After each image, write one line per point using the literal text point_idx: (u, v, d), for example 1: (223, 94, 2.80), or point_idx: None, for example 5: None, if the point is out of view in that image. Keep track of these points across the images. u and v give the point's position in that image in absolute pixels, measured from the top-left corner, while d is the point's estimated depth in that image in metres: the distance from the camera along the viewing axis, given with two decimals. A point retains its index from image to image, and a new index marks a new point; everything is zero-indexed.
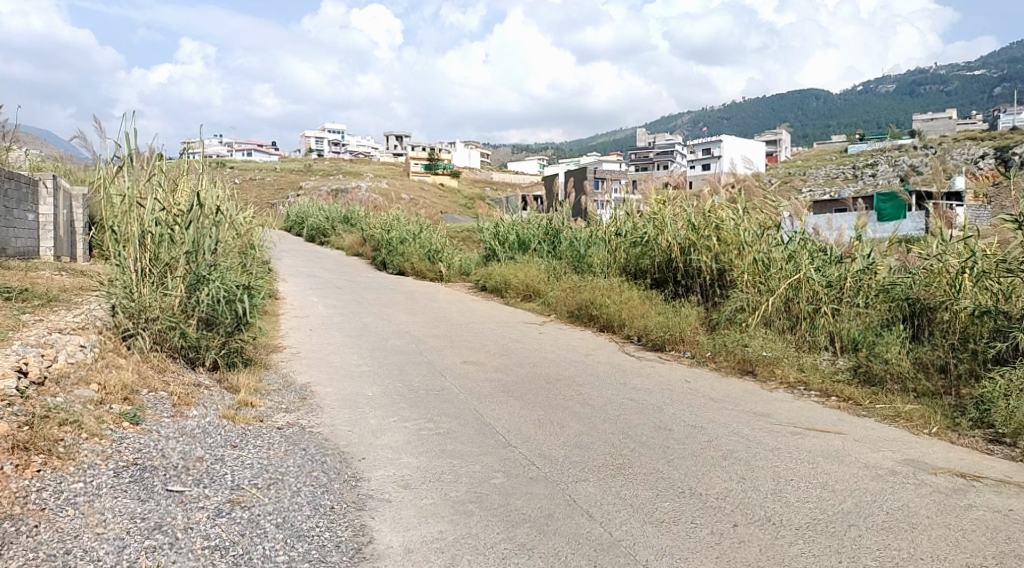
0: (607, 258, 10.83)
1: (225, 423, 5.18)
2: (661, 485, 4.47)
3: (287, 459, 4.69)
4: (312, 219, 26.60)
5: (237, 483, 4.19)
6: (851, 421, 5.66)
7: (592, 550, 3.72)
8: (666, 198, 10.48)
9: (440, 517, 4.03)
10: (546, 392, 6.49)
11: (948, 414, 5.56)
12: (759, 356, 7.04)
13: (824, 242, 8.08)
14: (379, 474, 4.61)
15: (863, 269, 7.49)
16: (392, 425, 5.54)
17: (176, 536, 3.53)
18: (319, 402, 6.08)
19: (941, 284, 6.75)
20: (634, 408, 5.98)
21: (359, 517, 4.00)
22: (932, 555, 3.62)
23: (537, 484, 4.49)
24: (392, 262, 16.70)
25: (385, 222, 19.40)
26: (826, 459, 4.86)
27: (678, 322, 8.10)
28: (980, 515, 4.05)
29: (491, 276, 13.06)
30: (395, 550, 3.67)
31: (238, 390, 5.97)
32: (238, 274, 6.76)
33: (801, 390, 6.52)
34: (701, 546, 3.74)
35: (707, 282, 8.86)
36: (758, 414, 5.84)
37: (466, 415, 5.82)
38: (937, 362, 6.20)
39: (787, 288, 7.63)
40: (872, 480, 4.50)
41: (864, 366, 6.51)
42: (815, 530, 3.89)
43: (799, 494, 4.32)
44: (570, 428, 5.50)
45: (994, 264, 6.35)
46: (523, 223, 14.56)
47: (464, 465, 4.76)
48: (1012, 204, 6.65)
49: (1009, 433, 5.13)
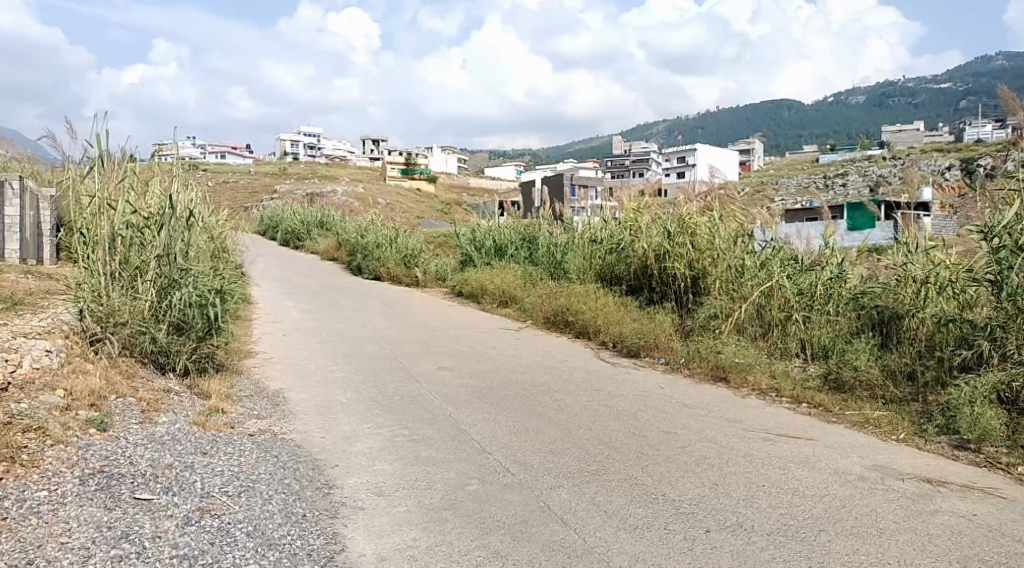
0: (583, 265, 10.88)
1: (195, 430, 5.10)
2: (635, 491, 4.49)
3: (258, 466, 4.63)
4: (286, 224, 26.35)
5: (207, 491, 4.14)
6: (821, 428, 5.73)
7: (566, 556, 3.72)
8: (641, 205, 10.54)
9: (414, 525, 4.01)
10: (522, 398, 6.49)
11: (915, 421, 5.66)
12: (731, 363, 7.10)
13: (794, 251, 8.20)
14: (352, 481, 4.58)
15: (834, 277, 7.59)
16: (366, 432, 5.50)
17: (143, 545, 3.47)
18: (292, 409, 6.01)
19: (908, 293, 6.89)
20: (609, 415, 6.01)
21: (332, 525, 3.96)
22: (900, 560, 3.68)
23: (512, 490, 4.48)
24: (367, 267, 16.57)
25: (361, 227, 19.28)
26: (796, 465, 4.92)
27: (653, 329, 8.16)
28: (945, 519, 4.12)
29: (467, 282, 13.04)
30: (368, 558, 3.65)
31: (208, 396, 5.90)
32: (211, 279, 6.69)
33: (772, 396, 6.60)
34: (673, 553, 3.77)
35: (681, 289, 8.92)
36: (730, 420, 5.90)
37: (441, 422, 5.80)
38: (905, 370, 6.31)
39: (759, 295, 7.73)
40: (841, 486, 4.56)
41: (834, 374, 6.59)
42: (785, 536, 3.93)
43: (770, 500, 4.37)
44: (545, 434, 5.51)
45: (959, 274, 6.49)
46: (500, 229, 14.56)
47: (438, 472, 4.74)
48: (974, 214, 6.81)
49: (974, 439, 5.24)
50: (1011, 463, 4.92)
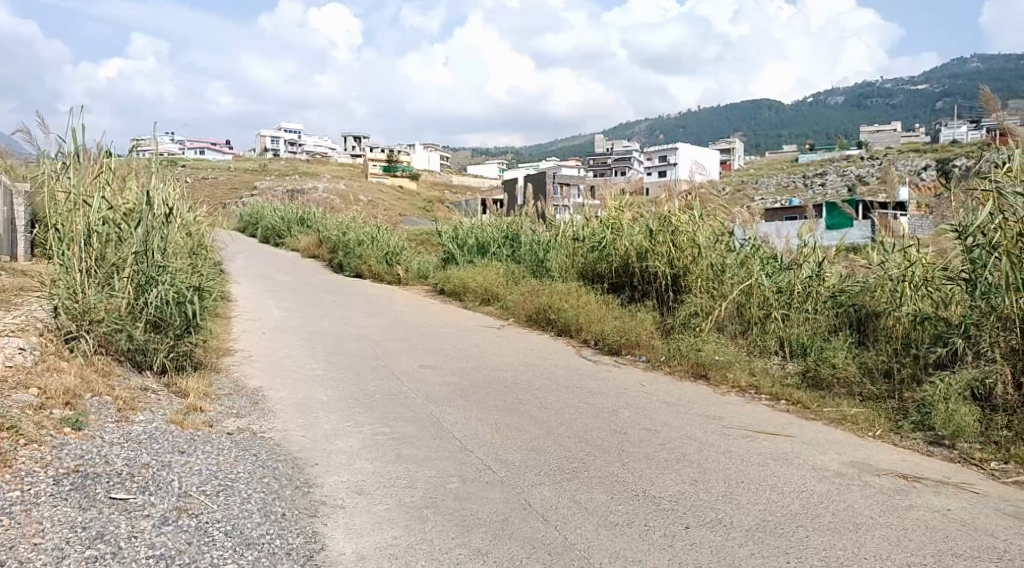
0: (565, 263, 10.90)
1: (172, 428, 5.04)
2: (616, 488, 4.51)
3: (237, 465, 4.59)
4: (266, 221, 26.10)
5: (184, 490, 4.09)
6: (800, 425, 5.78)
7: (546, 554, 3.73)
8: (623, 204, 10.56)
9: (394, 523, 4.00)
10: (503, 396, 6.48)
11: (891, 418, 5.73)
12: (711, 360, 7.14)
13: (773, 250, 8.26)
14: (332, 479, 4.56)
15: (812, 276, 7.65)
16: (347, 430, 5.48)
17: (119, 545, 3.42)
18: (271, 407, 5.97)
19: (885, 292, 6.97)
20: (590, 412, 6.02)
21: (312, 524, 3.94)
22: (876, 555, 3.72)
23: (493, 488, 4.48)
24: (348, 264, 16.46)
25: (342, 224, 19.14)
26: (775, 461, 4.96)
27: (634, 326, 8.19)
28: (920, 515, 4.18)
29: (449, 280, 13.01)
30: (348, 557, 3.63)
31: (186, 394, 5.83)
32: (189, 276, 6.61)
33: (751, 394, 6.64)
34: (653, 549, 3.79)
35: (662, 287, 8.96)
36: (710, 417, 5.93)
37: (422, 420, 5.79)
38: (882, 367, 6.38)
39: (739, 294, 7.77)
40: (819, 482, 4.61)
41: (812, 371, 6.66)
42: (764, 532, 3.96)
43: (749, 496, 4.40)
44: (527, 432, 5.51)
45: (934, 273, 6.58)
46: (482, 226, 14.55)
47: (419, 470, 4.73)
48: (950, 213, 6.89)
49: (948, 436, 5.30)
50: (984, 459, 4.99)
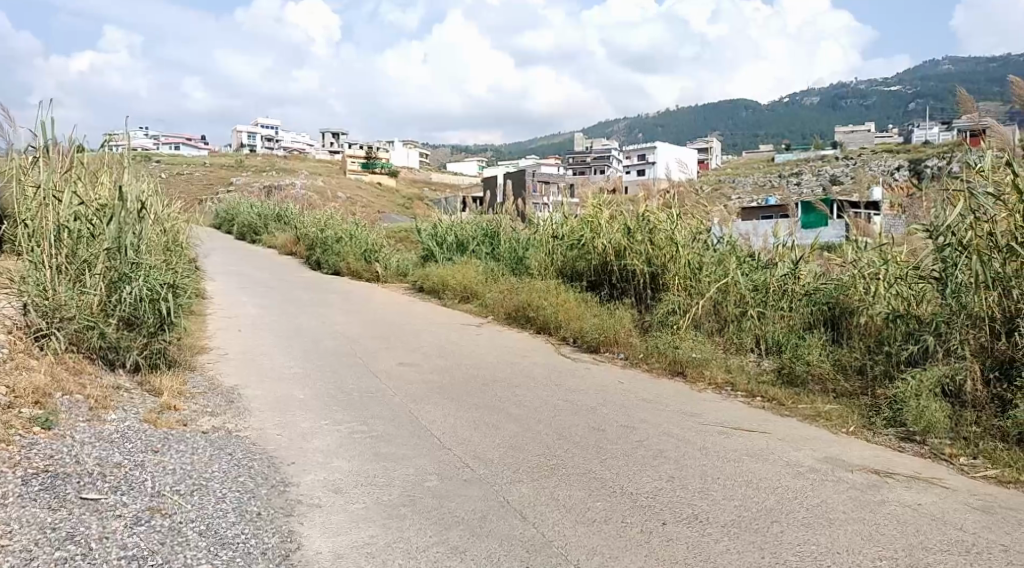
0: (544, 261, 10.91)
1: (146, 427, 4.98)
2: (593, 485, 4.52)
3: (212, 465, 4.54)
4: (242, 217, 25.85)
5: (158, 490, 4.04)
6: (775, 422, 5.84)
7: (525, 551, 3.73)
8: (602, 202, 10.59)
9: (372, 521, 3.98)
10: (482, 394, 6.48)
11: (864, 414, 5.81)
12: (689, 358, 7.20)
13: (749, 249, 8.34)
14: (309, 478, 4.52)
15: (788, 274, 7.72)
16: (324, 429, 5.44)
17: (90, 546, 3.37)
18: (247, 405, 5.91)
19: (859, 290, 7.04)
20: (568, 410, 6.04)
21: (288, 523, 3.91)
22: (848, 549, 3.77)
23: (471, 486, 4.47)
24: (326, 261, 16.35)
25: (320, 221, 19.01)
26: (750, 457, 5.01)
27: (613, 324, 8.24)
28: (892, 509, 4.24)
29: (428, 277, 12.97)
30: (324, 556, 3.61)
31: (160, 393, 5.75)
32: (163, 273, 6.53)
33: (728, 391, 6.71)
34: (630, 545, 3.81)
35: (641, 284, 9.00)
36: (688, 414, 5.97)
37: (400, 417, 5.77)
38: (855, 364, 6.46)
39: (716, 292, 7.82)
40: (793, 478, 4.66)
41: (787, 368, 6.73)
42: (740, 527, 4.00)
43: (725, 492, 4.44)
44: (505, 429, 5.52)
45: (906, 271, 6.66)
46: (461, 224, 14.52)
47: (397, 468, 4.72)
48: (922, 213, 6.99)
49: (919, 431, 5.39)
50: (954, 455, 5.09)
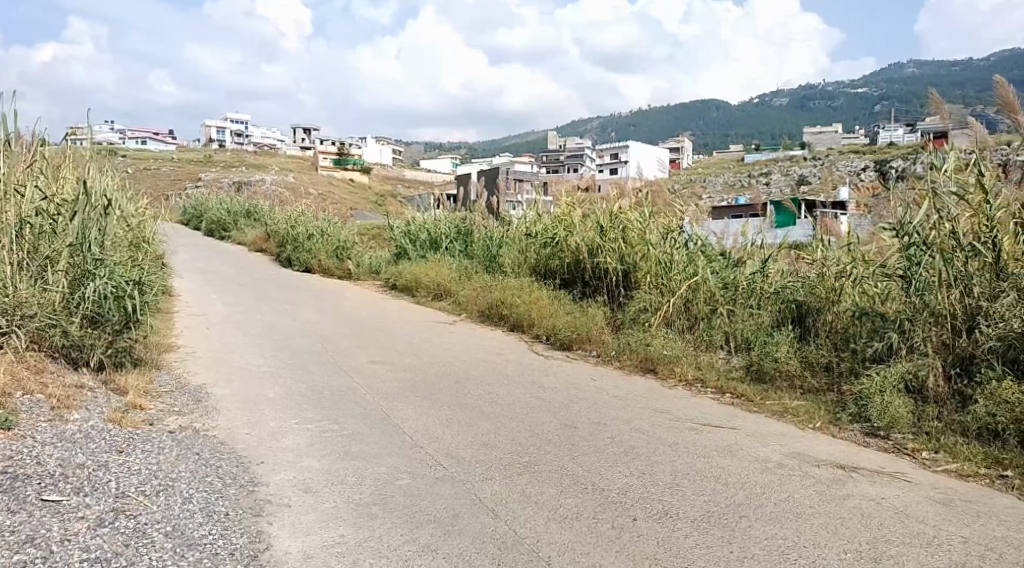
0: (518, 259, 10.93)
1: (111, 427, 4.89)
2: (565, 482, 4.54)
3: (179, 464, 4.48)
4: (210, 214, 25.52)
5: (122, 491, 3.97)
6: (744, 417, 5.92)
7: (496, 548, 3.73)
8: (575, 200, 10.63)
9: (342, 521, 3.95)
10: (454, 392, 6.46)
11: (830, 410, 5.90)
12: (660, 355, 7.26)
13: (720, 247, 8.41)
14: (278, 478, 4.47)
15: (757, 272, 7.81)
16: (294, 428, 5.38)
17: (51, 549, 3.30)
18: (215, 405, 5.83)
19: (826, 287, 7.14)
20: (541, 407, 6.05)
21: (257, 524, 3.86)
22: (814, 543, 3.83)
23: (443, 484, 4.46)
24: (297, 258, 16.20)
25: (291, 217, 18.83)
26: (719, 453, 5.07)
27: (585, 322, 8.28)
28: (857, 503, 4.31)
29: (400, 275, 12.90)
30: (294, 556, 3.58)
31: (126, 392, 5.64)
32: (128, 270, 6.41)
33: (698, 387, 6.78)
34: (601, 541, 3.83)
35: (613, 282, 9.05)
36: (659, 410, 6.02)
37: (372, 415, 5.74)
38: (822, 361, 6.54)
39: (686, 289, 7.86)
40: (762, 473, 4.72)
41: (756, 365, 6.81)
42: (709, 522, 4.04)
43: (694, 487, 4.48)
44: (478, 426, 5.52)
45: (872, 270, 6.76)
46: (434, 221, 14.47)
47: (369, 467, 4.69)
48: (887, 212, 7.10)
49: (883, 427, 5.48)
50: (916, 449, 5.19)
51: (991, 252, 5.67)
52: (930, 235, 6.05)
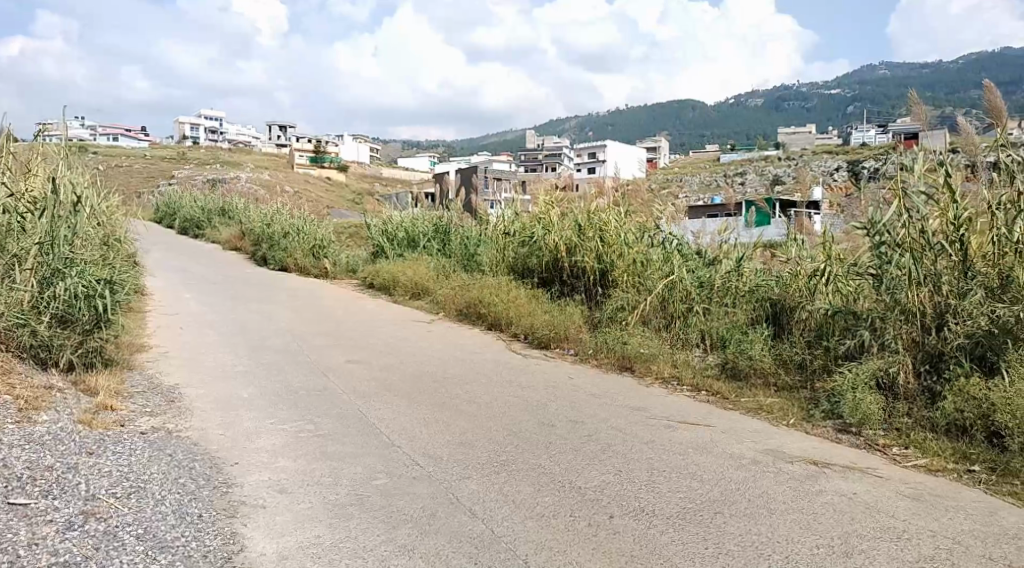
0: (496, 258, 10.92)
1: (80, 428, 4.81)
2: (542, 480, 4.55)
3: (151, 466, 4.42)
4: (183, 212, 25.20)
5: (92, 493, 3.91)
6: (719, 415, 5.97)
7: (474, 547, 3.73)
8: (553, 199, 10.65)
9: (318, 521, 3.92)
10: (432, 391, 6.44)
11: (803, 407, 5.97)
12: (636, 353, 7.30)
13: (695, 246, 8.46)
14: (253, 478, 4.43)
15: (731, 270, 7.85)
16: (268, 428, 5.33)
17: (18, 554, 3.25)
18: (188, 405, 5.76)
19: (799, 286, 7.20)
20: (519, 405, 6.06)
21: (230, 525, 3.82)
22: (787, 538, 3.88)
23: (420, 483, 4.45)
24: (272, 257, 16.04)
25: (267, 216, 18.66)
26: (695, 450, 5.11)
27: (563, 321, 8.30)
28: (829, 499, 4.37)
29: (378, 274, 12.83)
30: (268, 557, 3.55)
31: (96, 393, 5.55)
32: (99, 269, 6.31)
33: (674, 385, 6.83)
34: (578, 539, 3.84)
35: (591, 281, 9.09)
36: (635, 408, 6.06)
37: (348, 415, 5.69)
38: (795, 359, 6.60)
39: (663, 288, 7.90)
40: (736, 469, 4.77)
41: (731, 362, 6.87)
42: (684, 519, 4.07)
43: (670, 484, 4.52)
44: (455, 426, 5.50)
45: (844, 268, 6.83)
46: (412, 219, 14.42)
47: (345, 467, 4.66)
48: (859, 212, 7.18)
49: (855, 423, 5.55)
50: (886, 445, 5.27)
51: (959, 251, 5.79)
52: (900, 235, 6.15)
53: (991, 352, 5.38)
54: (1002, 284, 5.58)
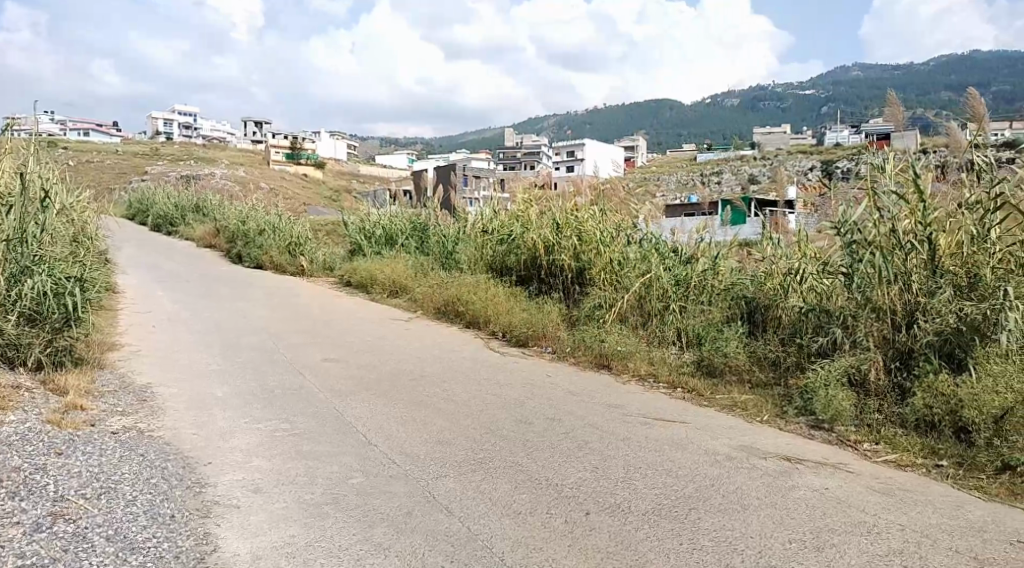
0: (474, 255, 10.90)
1: (49, 428, 4.73)
2: (519, 477, 4.55)
3: (122, 466, 4.35)
4: (157, 208, 24.86)
5: (61, 494, 3.84)
6: (695, 412, 6.01)
7: (450, 546, 3.72)
8: (532, 197, 10.66)
9: (293, 521, 3.89)
10: (409, 389, 6.41)
11: (777, 403, 6.04)
12: (613, 351, 7.33)
13: (673, 244, 8.51)
14: (226, 478, 4.38)
15: (708, 269, 7.90)
16: (243, 427, 5.28)
17: None
18: (161, 404, 5.69)
19: (774, 284, 7.27)
20: (497, 403, 6.05)
21: (203, 526, 3.78)
22: (761, 533, 3.92)
23: (397, 482, 4.43)
24: (248, 254, 15.87)
25: (242, 213, 18.46)
26: (671, 447, 5.13)
27: (542, 319, 8.32)
28: (802, 494, 4.42)
29: (355, 272, 12.74)
30: (242, 557, 3.52)
31: (66, 392, 5.46)
32: (69, 266, 6.22)
33: (650, 382, 6.88)
34: (554, 536, 3.85)
35: (569, 280, 9.11)
36: (612, 406, 6.07)
37: (324, 414, 5.65)
38: (769, 356, 6.66)
39: (640, 286, 7.95)
40: (711, 466, 4.81)
41: (706, 360, 6.91)
42: (660, 515, 4.10)
43: (646, 481, 4.54)
44: (433, 424, 5.48)
45: (817, 267, 6.91)
46: (390, 217, 14.35)
47: (321, 466, 4.63)
48: (832, 211, 7.27)
49: (827, 419, 5.62)
50: (858, 441, 5.35)
51: (928, 250, 5.88)
52: (872, 234, 6.24)
53: (959, 349, 5.49)
54: (970, 284, 5.69)
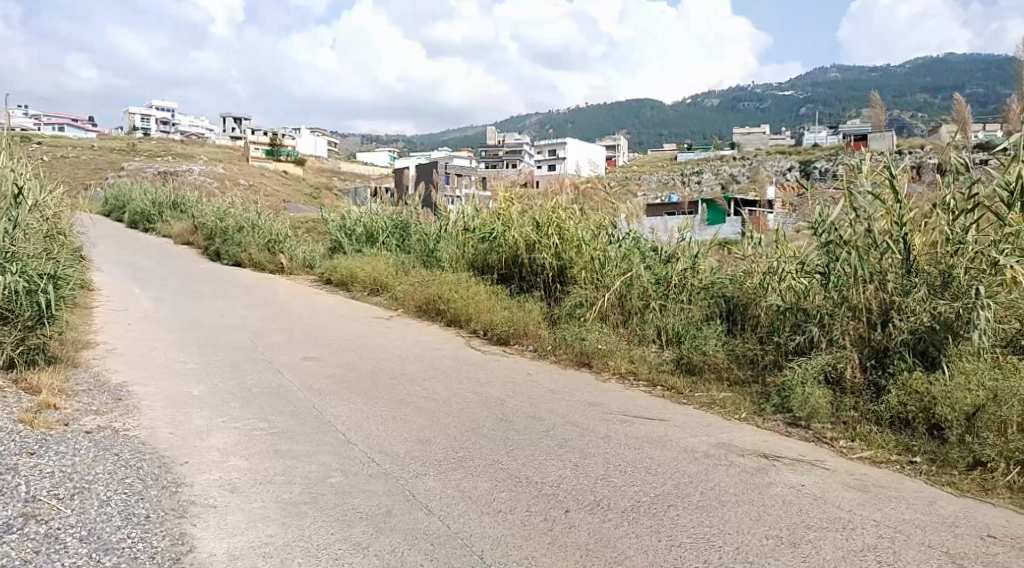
0: (455, 253, 10.87)
1: (21, 428, 4.66)
2: (499, 475, 4.55)
3: (96, 466, 4.30)
4: (133, 205, 24.55)
5: (33, 495, 3.78)
6: (675, 409, 6.04)
7: (429, 544, 3.71)
8: (513, 196, 10.66)
9: (270, 521, 3.86)
10: (390, 388, 6.38)
11: (755, 400, 6.10)
12: (594, 349, 7.36)
13: (653, 242, 8.55)
14: (203, 478, 4.33)
15: (689, 268, 7.81)
16: (221, 426, 5.23)
17: None
18: (137, 403, 5.62)
19: (753, 283, 7.31)
20: (477, 402, 6.05)
21: (179, 526, 3.73)
22: (739, 529, 3.95)
23: (376, 481, 4.41)
24: (226, 251, 15.72)
25: (221, 210, 18.28)
26: (650, 445, 5.16)
27: (522, 317, 8.32)
28: (779, 491, 4.46)
29: (335, 270, 12.66)
30: (218, 558, 3.48)
31: (38, 392, 5.38)
32: (42, 263, 6.12)
33: (631, 380, 6.91)
34: (533, 534, 3.85)
35: (550, 278, 9.12)
36: (592, 404, 6.09)
37: (303, 413, 5.60)
38: (747, 354, 6.69)
39: (621, 285, 7.99)
40: (690, 463, 4.84)
41: (686, 358, 6.95)
42: (639, 512, 4.11)
43: (625, 478, 4.56)
44: (413, 423, 5.46)
45: (795, 266, 6.95)
46: (371, 214, 14.29)
47: (299, 465, 4.60)
48: (810, 210, 7.34)
49: (804, 417, 5.68)
50: (834, 438, 5.41)
51: (903, 250, 5.96)
52: (848, 234, 6.32)
53: (932, 347, 5.55)
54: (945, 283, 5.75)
